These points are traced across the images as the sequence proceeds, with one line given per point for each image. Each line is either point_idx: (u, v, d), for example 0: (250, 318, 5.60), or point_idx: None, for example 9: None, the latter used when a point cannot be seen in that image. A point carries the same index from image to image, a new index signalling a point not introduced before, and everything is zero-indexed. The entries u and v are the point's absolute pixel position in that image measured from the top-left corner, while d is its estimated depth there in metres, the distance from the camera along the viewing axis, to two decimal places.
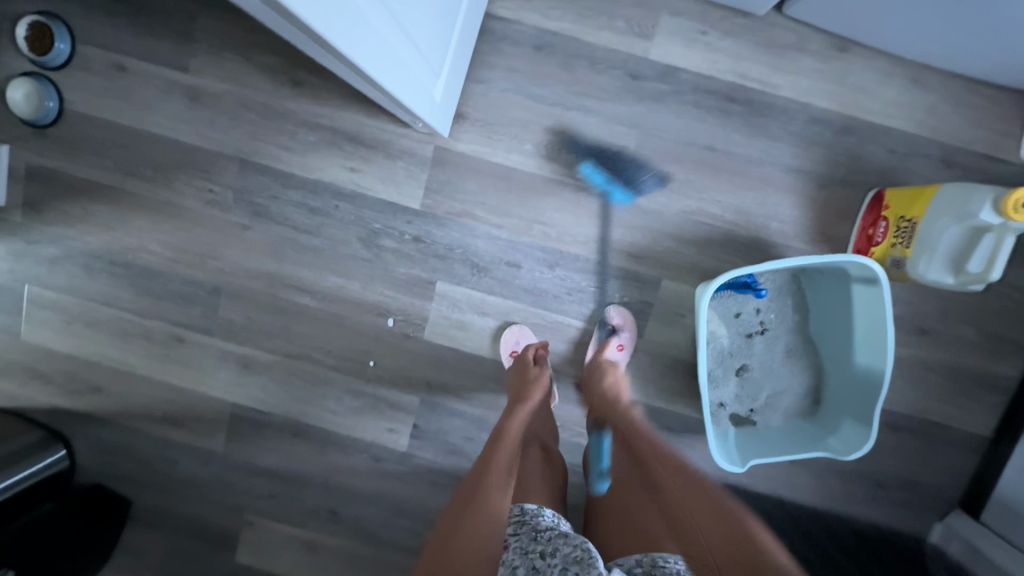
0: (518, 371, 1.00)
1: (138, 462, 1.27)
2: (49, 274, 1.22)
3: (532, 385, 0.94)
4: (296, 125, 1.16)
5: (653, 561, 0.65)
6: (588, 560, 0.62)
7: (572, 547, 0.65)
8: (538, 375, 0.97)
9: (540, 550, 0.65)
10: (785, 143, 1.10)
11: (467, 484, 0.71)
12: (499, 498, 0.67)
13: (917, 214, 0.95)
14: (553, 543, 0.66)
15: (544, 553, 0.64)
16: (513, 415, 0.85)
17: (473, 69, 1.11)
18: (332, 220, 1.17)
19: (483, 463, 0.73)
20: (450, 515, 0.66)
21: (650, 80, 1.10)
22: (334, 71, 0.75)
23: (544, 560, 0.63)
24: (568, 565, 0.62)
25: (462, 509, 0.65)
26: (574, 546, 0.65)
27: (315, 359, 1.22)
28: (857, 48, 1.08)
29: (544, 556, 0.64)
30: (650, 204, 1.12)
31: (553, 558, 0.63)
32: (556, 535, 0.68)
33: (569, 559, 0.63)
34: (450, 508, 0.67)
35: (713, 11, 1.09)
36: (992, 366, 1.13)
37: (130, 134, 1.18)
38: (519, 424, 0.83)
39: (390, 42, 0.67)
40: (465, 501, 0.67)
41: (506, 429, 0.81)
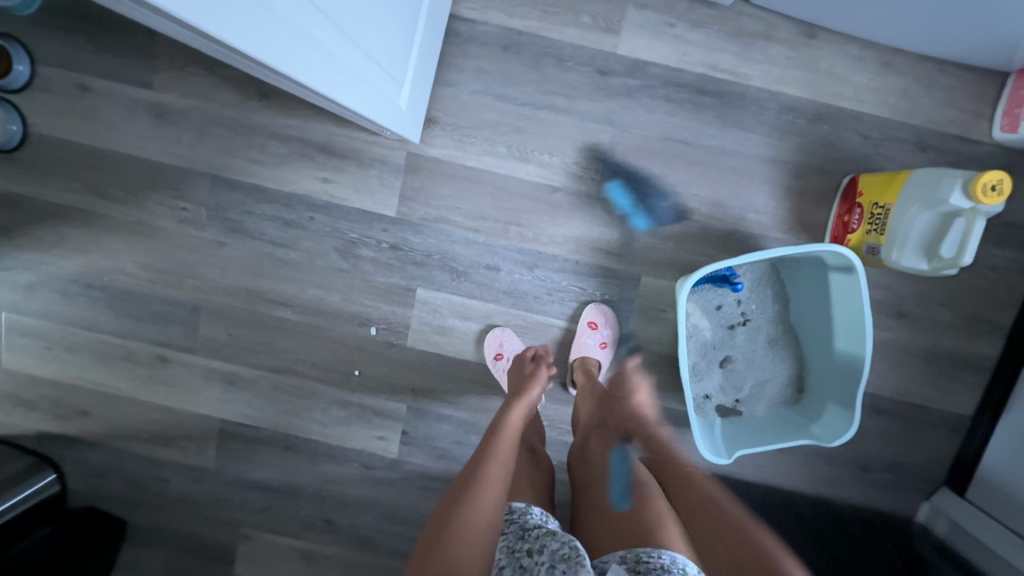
0: (512, 371, 1.00)
1: (130, 483, 1.27)
2: (26, 300, 1.21)
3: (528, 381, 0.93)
4: (265, 138, 1.14)
5: (637, 557, 0.64)
6: (575, 557, 0.63)
7: (559, 543, 0.66)
8: (538, 372, 0.96)
9: (529, 548, 0.67)
10: (759, 133, 1.09)
11: (464, 475, 0.70)
12: (496, 493, 0.67)
13: (890, 201, 0.94)
14: (541, 540, 0.68)
15: (532, 551, 0.67)
16: (512, 408, 0.85)
17: (442, 73, 1.10)
18: (308, 232, 1.16)
19: (480, 456, 0.73)
20: (447, 507, 0.65)
21: (619, 76, 1.09)
22: (288, 91, 0.73)
23: (532, 558, 0.66)
24: (555, 563, 0.64)
25: (458, 503, 0.65)
26: (561, 542, 0.66)
27: (299, 372, 1.22)
28: (826, 34, 1.07)
29: (532, 554, 0.66)
30: (626, 200, 1.12)
31: (541, 556, 0.66)
32: (543, 533, 0.70)
33: (556, 557, 0.64)
34: (445, 501, 0.67)
35: (680, 2, 1.07)
36: (971, 346, 1.14)
37: (98, 155, 1.16)
38: (519, 419, 0.83)
39: (343, 61, 0.66)
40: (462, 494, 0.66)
41: (506, 420, 0.82)
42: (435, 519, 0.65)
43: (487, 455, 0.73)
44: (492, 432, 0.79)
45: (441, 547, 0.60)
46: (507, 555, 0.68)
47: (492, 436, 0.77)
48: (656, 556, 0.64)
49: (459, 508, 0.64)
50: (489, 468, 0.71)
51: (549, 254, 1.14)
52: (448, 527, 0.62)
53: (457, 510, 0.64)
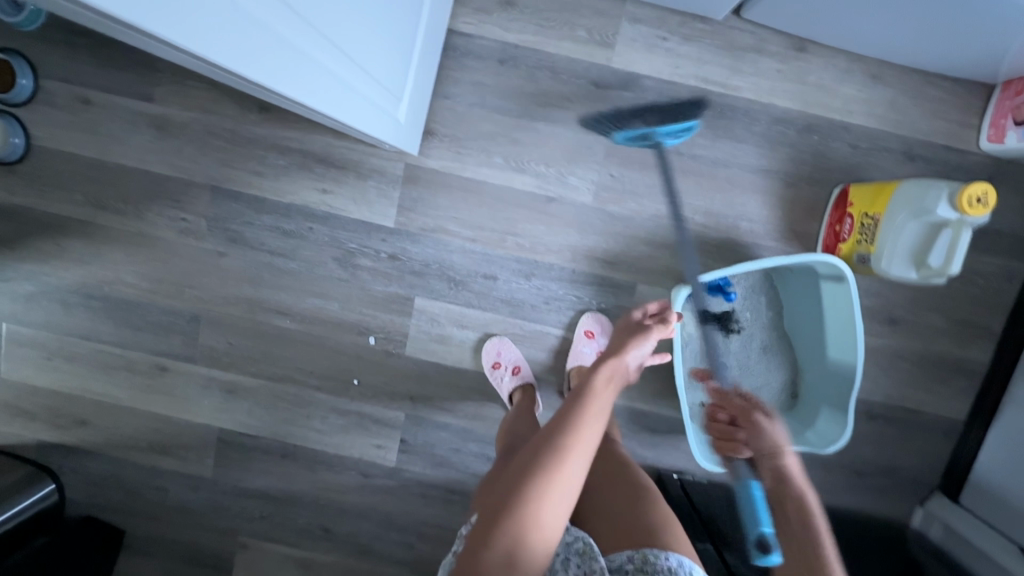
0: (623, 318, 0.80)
1: (129, 492, 1.27)
2: (26, 311, 1.22)
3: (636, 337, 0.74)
4: (264, 150, 1.16)
5: (644, 557, 0.68)
6: (589, 551, 0.68)
7: (572, 537, 0.71)
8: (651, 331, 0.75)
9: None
10: (750, 144, 1.11)
11: (534, 447, 0.64)
12: (566, 486, 0.61)
13: (879, 211, 0.96)
14: None
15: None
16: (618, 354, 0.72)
17: (439, 85, 1.12)
18: (307, 243, 1.18)
19: (558, 428, 0.64)
20: (509, 490, 0.60)
21: (613, 88, 1.11)
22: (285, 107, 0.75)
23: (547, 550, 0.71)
24: (570, 557, 0.69)
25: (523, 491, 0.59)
26: (575, 536, 0.71)
27: (298, 381, 1.23)
28: (815, 48, 1.09)
29: None
30: (622, 209, 1.14)
31: (556, 547, 0.71)
32: None
33: (571, 551, 0.69)
34: (509, 477, 0.61)
35: (672, 17, 1.10)
36: (962, 351, 1.16)
37: (99, 167, 1.18)
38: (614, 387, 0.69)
39: (344, 79, 0.68)
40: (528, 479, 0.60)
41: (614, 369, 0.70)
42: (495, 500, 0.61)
43: (568, 430, 0.63)
44: (579, 397, 0.67)
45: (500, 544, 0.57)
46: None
47: (577, 404, 0.66)
48: (663, 557, 0.67)
49: (524, 496, 0.59)
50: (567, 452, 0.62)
51: (545, 263, 1.15)
52: (517, 517, 0.58)
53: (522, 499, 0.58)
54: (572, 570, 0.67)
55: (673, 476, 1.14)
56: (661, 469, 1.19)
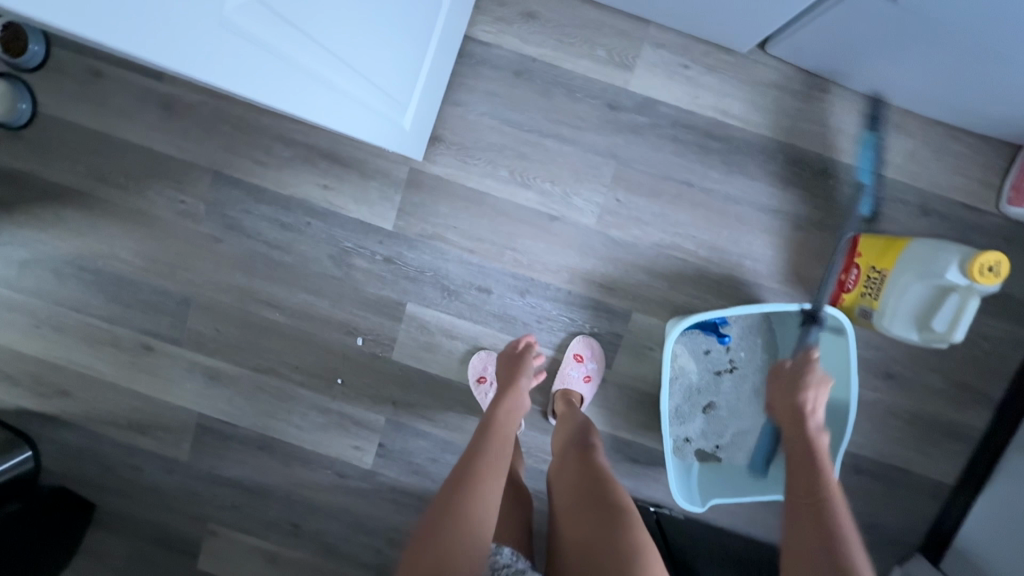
0: (501, 358, 0.94)
1: (103, 467, 1.27)
2: (19, 277, 1.21)
3: (519, 367, 0.90)
4: (271, 140, 1.15)
5: None
6: None
7: None
8: (528, 356, 0.92)
9: None
10: (763, 182, 1.09)
11: (459, 472, 0.67)
12: (494, 488, 0.66)
13: (886, 266, 0.92)
14: None
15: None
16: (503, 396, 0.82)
17: (451, 92, 1.09)
18: (304, 237, 1.16)
19: (474, 452, 0.70)
20: (442, 510, 0.62)
21: (628, 111, 1.09)
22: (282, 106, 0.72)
23: None
24: None
25: (459, 499, 0.63)
26: None
27: (281, 374, 1.21)
28: (839, 90, 1.07)
29: None
30: (624, 235, 1.11)
31: None
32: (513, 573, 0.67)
33: None
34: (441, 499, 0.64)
35: (696, 45, 1.07)
36: (957, 415, 1.13)
37: (104, 140, 1.17)
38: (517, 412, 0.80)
39: (342, 87, 0.66)
40: (458, 492, 0.64)
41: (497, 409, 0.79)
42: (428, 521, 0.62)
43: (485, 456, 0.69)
44: (486, 424, 0.76)
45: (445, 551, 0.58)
46: None
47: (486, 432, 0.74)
48: None
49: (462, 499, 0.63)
50: (485, 464, 0.68)
51: (541, 281, 1.13)
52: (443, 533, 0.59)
53: (463, 500, 0.62)
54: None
55: (649, 509, 1.12)
56: (638, 501, 1.17)
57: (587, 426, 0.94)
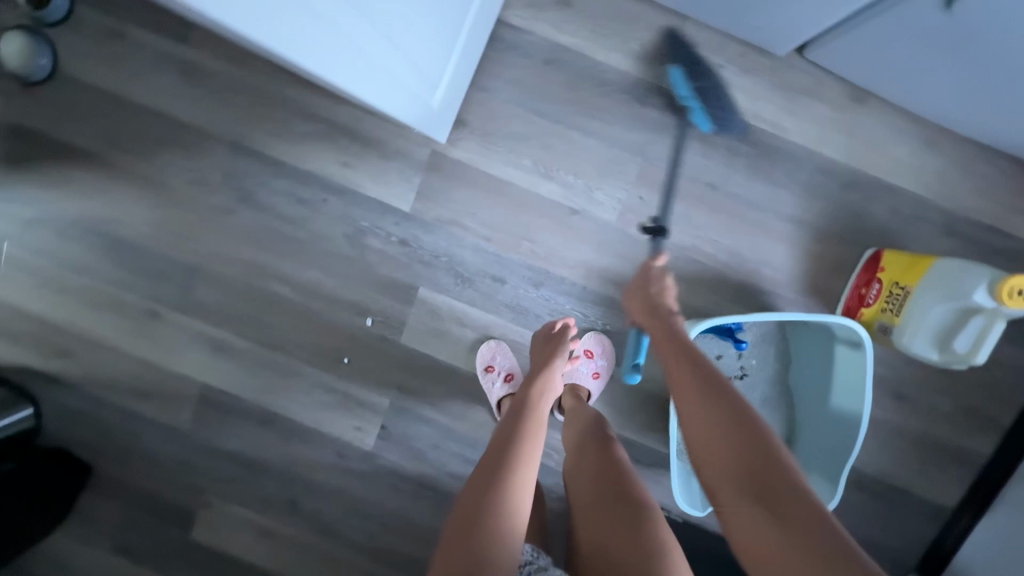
0: (537, 338, 0.98)
1: (101, 431, 1.26)
2: (26, 234, 1.19)
3: (553, 353, 0.91)
4: (292, 113, 1.13)
5: None
6: None
7: None
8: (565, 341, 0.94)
9: None
10: (788, 190, 1.07)
11: (492, 455, 0.68)
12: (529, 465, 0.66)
13: (911, 283, 0.92)
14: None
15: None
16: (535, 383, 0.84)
17: (480, 76, 1.07)
18: (319, 213, 1.15)
19: (506, 437, 0.71)
20: (478, 489, 0.62)
21: (657, 109, 1.07)
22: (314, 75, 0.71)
23: None
24: None
25: (493, 477, 0.63)
26: None
27: (287, 351, 1.20)
28: (874, 101, 1.05)
29: None
30: (643, 234, 1.09)
31: None
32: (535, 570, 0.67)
33: None
34: (476, 477, 0.64)
35: (731, 45, 1.05)
36: (964, 438, 1.12)
37: (122, 101, 1.15)
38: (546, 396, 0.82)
39: (378, 60, 0.64)
40: (493, 470, 0.65)
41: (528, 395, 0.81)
42: (466, 499, 0.62)
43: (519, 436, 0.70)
44: (520, 409, 0.77)
45: (487, 525, 0.58)
46: None
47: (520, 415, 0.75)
48: None
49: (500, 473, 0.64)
50: (517, 445, 0.68)
51: (556, 275, 1.12)
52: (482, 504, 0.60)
53: (501, 476, 0.63)
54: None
55: None
56: None
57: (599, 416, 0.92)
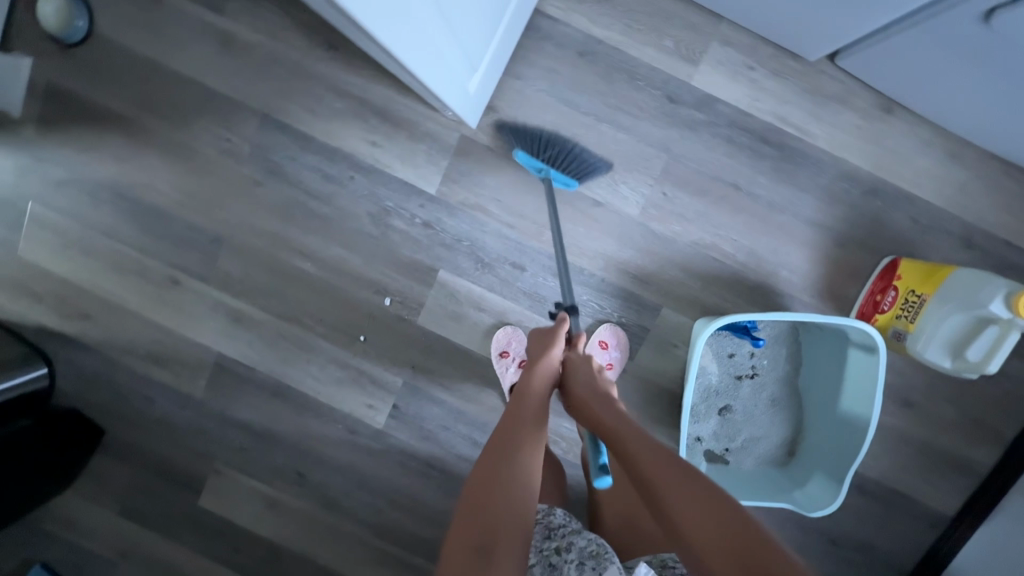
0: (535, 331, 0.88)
1: (116, 394, 1.27)
2: (54, 195, 1.21)
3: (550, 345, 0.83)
4: (324, 89, 1.14)
5: (662, 561, 0.68)
6: (604, 555, 0.67)
7: (586, 541, 0.70)
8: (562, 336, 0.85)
9: (556, 546, 0.71)
10: (809, 195, 1.08)
11: (503, 435, 0.70)
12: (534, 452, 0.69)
13: (928, 292, 0.94)
14: (568, 539, 0.71)
15: (560, 550, 0.70)
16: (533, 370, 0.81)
17: (513, 64, 1.09)
18: (345, 191, 1.16)
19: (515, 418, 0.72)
20: (487, 469, 0.64)
21: (687, 106, 1.08)
22: (365, 45, 0.72)
23: (561, 557, 0.69)
24: (585, 561, 0.67)
25: (506, 458, 0.66)
26: (589, 540, 0.70)
27: (304, 325, 1.22)
28: (901, 111, 1.06)
29: (560, 552, 0.70)
30: (665, 229, 1.11)
31: (569, 554, 0.69)
32: (570, 532, 0.73)
33: (585, 555, 0.68)
34: (487, 458, 0.66)
35: (763, 48, 1.07)
36: (967, 448, 1.14)
37: (157, 69, 1.16)
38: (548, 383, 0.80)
39: (430, 35, 0.66)
40: (505, 451, 0.67)
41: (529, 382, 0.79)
42: (476, 475, 0.64)
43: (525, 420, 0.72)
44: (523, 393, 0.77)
45: (501, 502, 0.61)
46: (536, 553, 0.71)
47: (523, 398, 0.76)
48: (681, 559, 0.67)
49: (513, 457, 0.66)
50: (525, 427, 0.71)
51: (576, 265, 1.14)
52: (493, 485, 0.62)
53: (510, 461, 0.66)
54: (586, 573, 0.66)
55: None
56: None
57: None
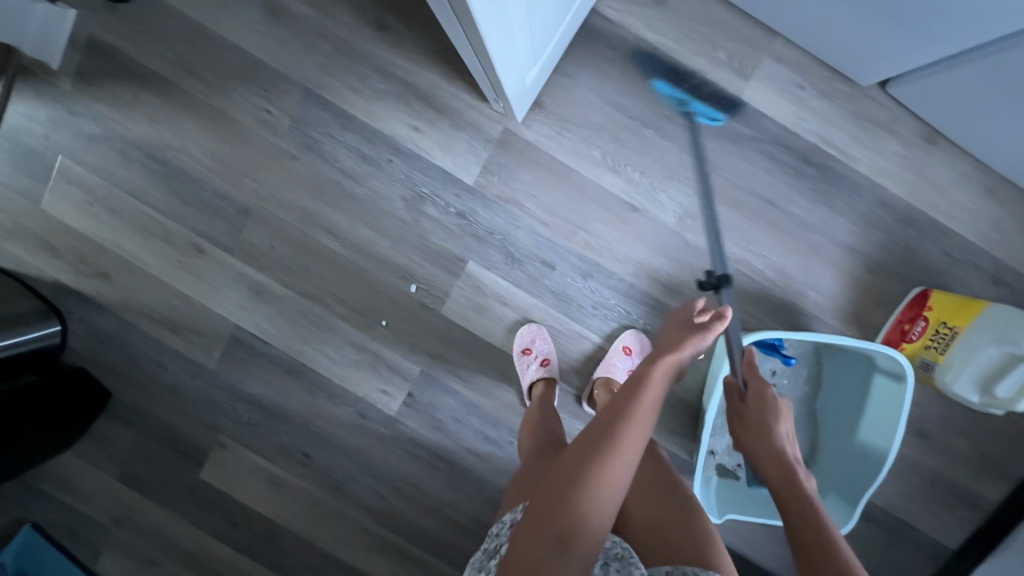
0: (678, 318, 0.78)
1: (127, 357, 1.25)
2: (84, 150, 1.19)
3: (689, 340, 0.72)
4: (369, 69, 1.14)
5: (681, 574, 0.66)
6: (628, 557, 0.67)
7: (611, 542, 0.70)
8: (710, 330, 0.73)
9: None
10: (845, 218, 1.09)
11: (595, 429, 0.62)
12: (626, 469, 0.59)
13: (959, 325, 0.95)
14: None
15: None
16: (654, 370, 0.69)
17: (563, 62, 1.10)
18: (381, 173, 1.15)
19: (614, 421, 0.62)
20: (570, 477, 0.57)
21: (732, 119, 1.08)
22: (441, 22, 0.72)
23: None
24: (609, 561, 0.68)
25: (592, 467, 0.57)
26: (612, 541, 0.70)
27: (326, 304, 1.21)
28: (944, 143, 1.07)
29: None
30: (700, 242, 1.12)
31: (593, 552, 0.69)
32: None
33: (609, 555, 0.68)
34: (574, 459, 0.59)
35: (814, 67, 1.07)
36: (975, 483, 1.15)
37: (203, 33, 1.15)
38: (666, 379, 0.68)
39: (511, 16, 0.66)
40: (594, 459, 0.58)
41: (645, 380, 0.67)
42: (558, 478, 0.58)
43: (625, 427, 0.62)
44: (635, 391, 0.66)
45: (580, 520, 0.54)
46: None
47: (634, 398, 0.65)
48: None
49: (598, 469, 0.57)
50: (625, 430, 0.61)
51: (606, 269, 1.14)
52: (570, 500, 0.55)
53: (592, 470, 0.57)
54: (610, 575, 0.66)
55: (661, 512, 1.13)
56: None
57: None
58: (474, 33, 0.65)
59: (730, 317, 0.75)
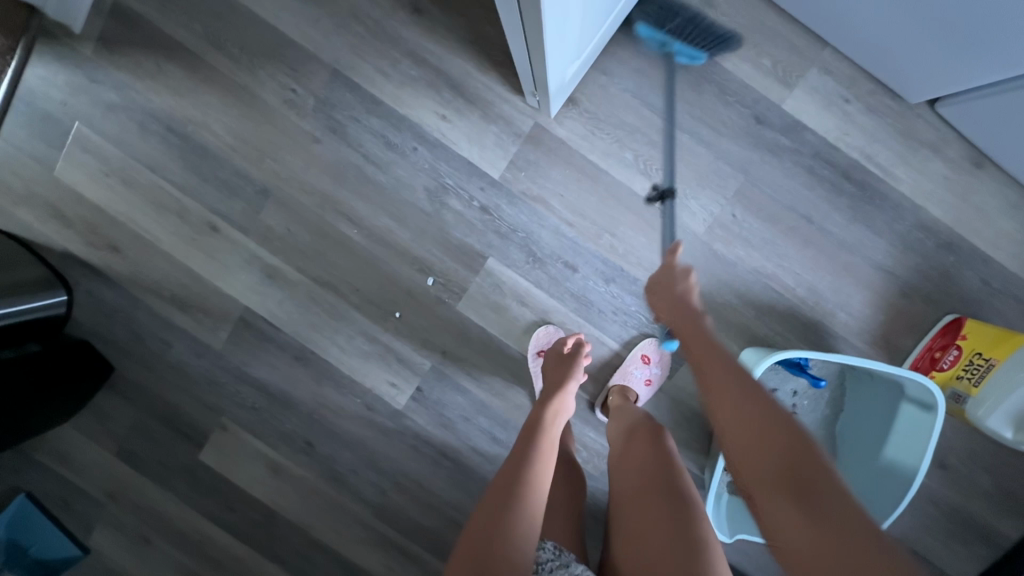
0: (551, 354, 0.98)
1: (132, 333, 1.23)
2: (102, 119, 1.16)
3: (568, 370, 0.92)
4: (401, 54, 1.10)
5: None
6: None
7: None
8: (579, 359, 0.94)
9: None
10: (882, 238, 1.05)
11: (514, 458, 0.73)
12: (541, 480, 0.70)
13: (997, 357, 0.93)
14: None
15: None
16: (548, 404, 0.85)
17: (602, 59, 1.06)
18: (405, 161, 1.12)
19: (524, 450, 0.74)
20: (500, 495, 0.66)
21: (773, 130, 1.05)
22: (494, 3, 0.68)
23: None
24: None
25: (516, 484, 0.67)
26: None
27: (339, 292, 1.18)
28: (991, 169, 1.03)
29: None
30: (729, 253, 1.07)
31: None
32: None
33: None
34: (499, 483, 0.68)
35: (862, 81, 1.04)
36: (993, 519, 1.12)
37: (232, 6, 1.12)
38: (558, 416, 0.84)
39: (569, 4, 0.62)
40: (515, 479, 0.68)
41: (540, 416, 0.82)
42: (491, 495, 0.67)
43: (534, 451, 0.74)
44: (536, 425, 0.80)
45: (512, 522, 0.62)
46: None
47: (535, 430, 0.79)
48: None
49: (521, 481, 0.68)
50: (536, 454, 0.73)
51: (630, 274, 1.11)
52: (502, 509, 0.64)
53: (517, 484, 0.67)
54: None
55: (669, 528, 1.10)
56: None
57: (643, 420, 0.88)
58: (529, 19, 0.62)
59: (586, 345, 0.97)
